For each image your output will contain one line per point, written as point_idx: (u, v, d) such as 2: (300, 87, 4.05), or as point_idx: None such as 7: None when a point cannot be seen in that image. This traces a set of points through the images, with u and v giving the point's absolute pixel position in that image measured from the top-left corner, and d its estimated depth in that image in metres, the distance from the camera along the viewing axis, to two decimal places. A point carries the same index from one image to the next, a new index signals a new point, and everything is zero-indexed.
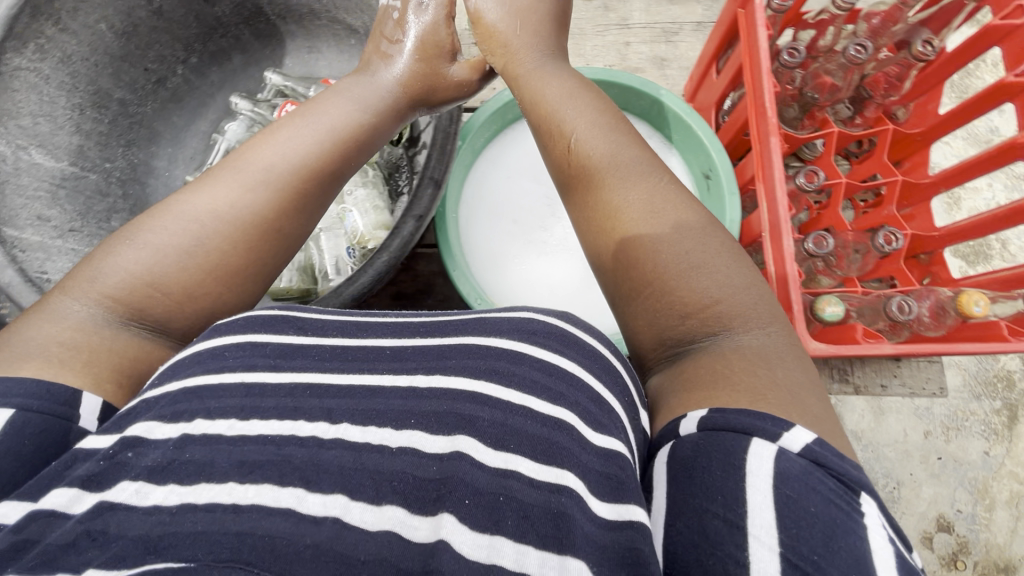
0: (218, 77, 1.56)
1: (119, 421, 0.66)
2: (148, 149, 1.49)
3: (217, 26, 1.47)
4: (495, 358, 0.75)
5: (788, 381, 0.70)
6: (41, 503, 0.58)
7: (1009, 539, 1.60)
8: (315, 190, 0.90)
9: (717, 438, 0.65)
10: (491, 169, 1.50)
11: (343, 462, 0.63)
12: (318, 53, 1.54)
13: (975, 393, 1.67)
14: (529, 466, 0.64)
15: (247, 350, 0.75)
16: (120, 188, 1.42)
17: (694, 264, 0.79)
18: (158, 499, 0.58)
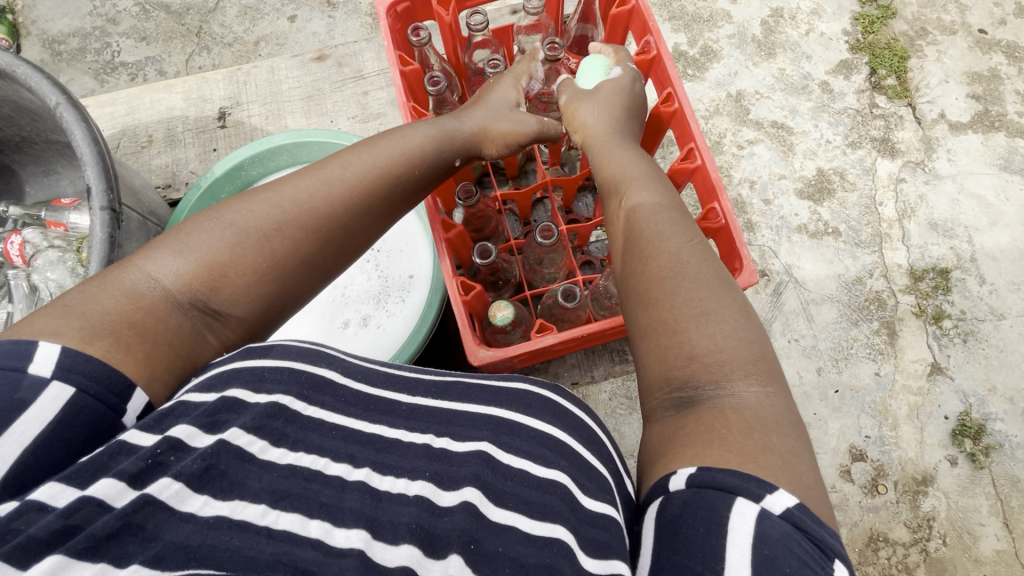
0: None
1: (157, 420, 0.60)
2: None
3: None
4: (500, 421, 0.77)
5: (783, 451, 0.66)
6: (85, 487, 0.52)
7: (919, 451, 1.64)
8: (377, 202, 0.92)
9: (703, 493, 0.63)
10: None
11: (362, 508, 0.61)
12: (57, 174, 1.52)
13: (852, 320, 1.74)
14: (524, 521, 0.65)
15: (288, 374, 0.70)
16: None
17: (703, 311, 0.76)
18: (198, 507, 0.54)
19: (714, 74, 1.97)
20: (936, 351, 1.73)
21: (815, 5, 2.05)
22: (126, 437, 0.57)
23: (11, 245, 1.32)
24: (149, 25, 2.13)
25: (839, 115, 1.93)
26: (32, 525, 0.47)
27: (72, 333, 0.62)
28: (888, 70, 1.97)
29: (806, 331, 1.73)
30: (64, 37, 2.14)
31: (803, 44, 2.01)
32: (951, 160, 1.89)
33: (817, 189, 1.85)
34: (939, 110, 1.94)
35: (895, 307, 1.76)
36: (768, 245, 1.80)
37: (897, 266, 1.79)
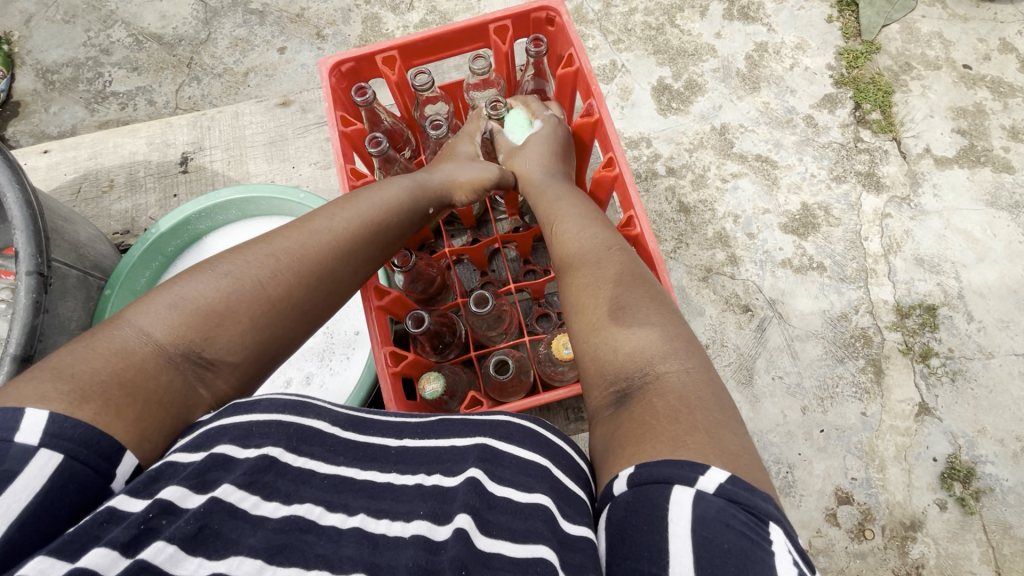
0: None
1: (145, 484, 0.58)
2: None
3: None
4: (483, 449, 0.70)
5: (715, 425, 0.67)
6: (76, 559, 0.49)
7: (907, 494, 1.60)
8: (365, 246, 0.95)
9: (642, 490, 0.62)
10: None
11: (358, 557, 0.57)
12: None
13: (838, 357, 1.71)
14: (511, 548, 0.60)
15: (276, 426, 0.66)
16: None
17: (626, 307, 0.83)
18: (193, 570, 0.52)
19: (699, 107, 1.98)
20: (923, 390, 1.69)
21: (800, 39, 2.07)
22: (117, 504, 0.55)
23: None
24: (141, 56, 2.17)
25: (824, 149, 1.93)
26: None
27: (55, 397, 0.59)
28: (872, 105, 1.97)
29: (790, 368, 1.70)
30: (57, 68, 2.18)
31: (787, 78, 2.02)
32: (937, 195, 1.88)
33: (801, 225, 1.84)
34: (924, 145, 1.93)
35: (881, 343, 1.73)
36: (753, 279, 1.78)
37: (883, 302, 1.77)
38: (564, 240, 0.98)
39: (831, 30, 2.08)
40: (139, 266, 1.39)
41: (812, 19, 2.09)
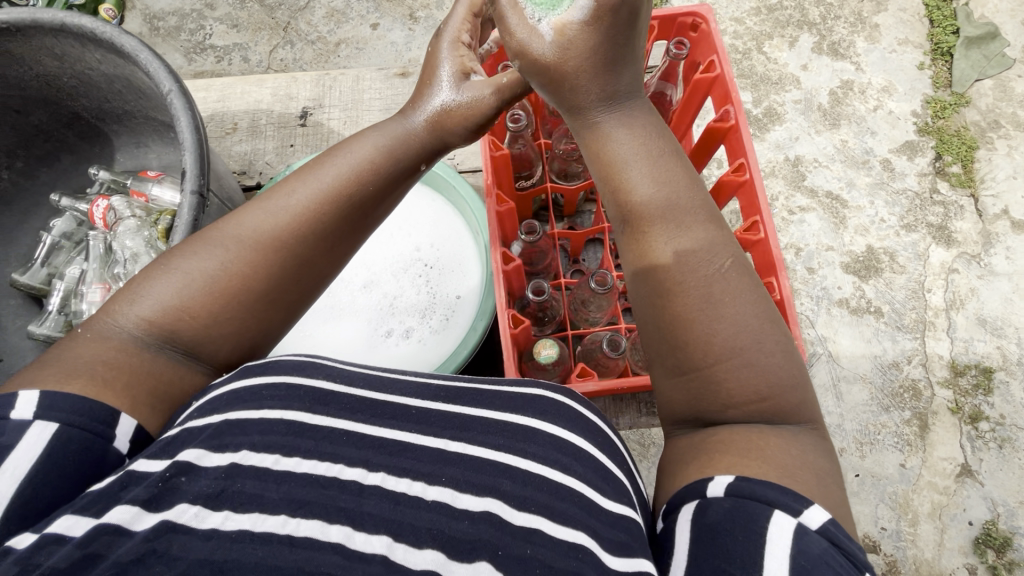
0: (48, 177, 1.43)
1: (173, 445, 0.61)
2: None
3: (39, 132, 1.37)
4: (514, 427, 0.73)
5: (819, 471, 0.68)
6: (99, 517, 0.53)
7: (937, 553, 1.57)
8: (333, 211, 0.79)
9: (741, 502, 0.64)
10: None
11: (382, 512, 0.60)
12: (147, 147, 1.46)
13: (883, 406, 1.69)
14: (551, 524, 0.62)
15: (286, 391, 0.68)
16: None
17: (756, 351, 0.72)
18: (218, 523, 0.55)
19: (775, 135, 1.97)
20: (968, 452, 1.66)
21: (888, 82, 2.04)
22: (135, 467, 0.58)
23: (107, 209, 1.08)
24: (243, 15, 2.26)
25: (897, 196, 1.90)
26: (52, 557, 0.49)
27: (52, 376, 0.62)
28: (953, 157, 1.94)
29: (832, 407, 1.68)
30: (164, 15, 2.29)
31: (869, 120, 2.00)
32: (1009, 258, 1.84)
33: (864, 267, 1.82)
34: (1002, 206, 1.90)
35: (931, 398, 1.70)
36: (806, 314, 1.78)
37: (938, 357, 1.74)
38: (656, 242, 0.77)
39: (921, 77, 2.05)
40: None
41: (903, 64, 2.06)
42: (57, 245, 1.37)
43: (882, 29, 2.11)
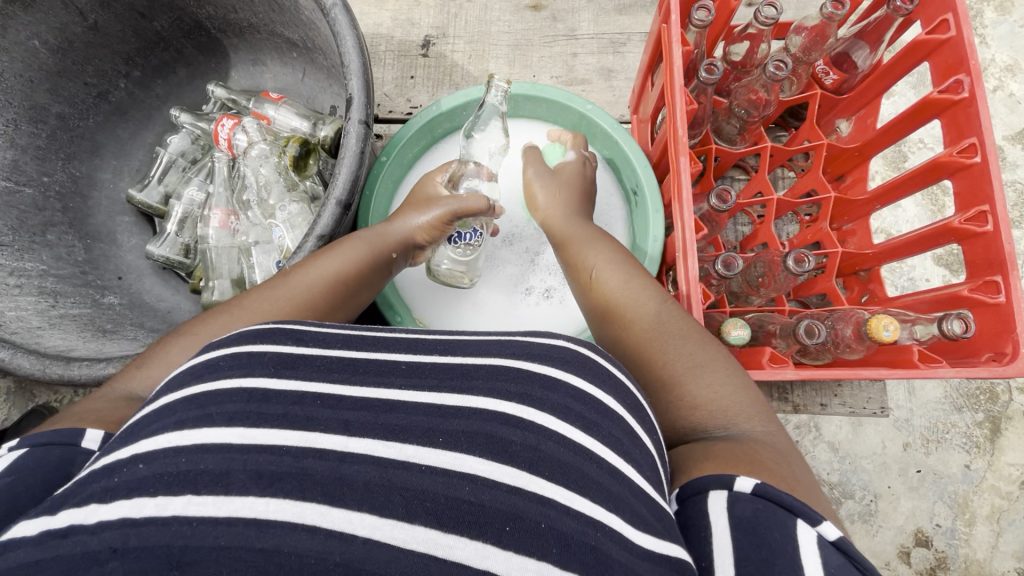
0: (163, 90, 1.05)
1: (127, 434, 0.43)
2: (92, 164, 0.98)
3: (159, 41, 1.00)
4: (526, 373, 0.50)
5: (810, 483, 0.51)
6: (52, 516, 0.37)
7: (989, 555, 1.46)
8: (359, 278, 0.67)
9: (772, 508, 0.45)
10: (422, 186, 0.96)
11: (369, 477, 0.41)
12: (263, 65, 1.06)
13: (956, 405, 1.48)
14: (585, 502, 0.42)
15: (245, 359, 0.48)
16: (80, 239, 0.93)
17: (696, 363, 0.59)
18: (179, 510, 0.37)
19: None
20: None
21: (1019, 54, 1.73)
22: (98, 462, 0.42)
23: (221, 127, 0.89)
24: None
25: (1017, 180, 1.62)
26: None
27: (81, 420, 0.50)
28: None
29: (903, 402, 1.47)
30: None
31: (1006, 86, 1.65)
32: None
33: None
34: None
35: (1007, 403, 1.51)
36: None
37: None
38: (615, 305, 0.68)
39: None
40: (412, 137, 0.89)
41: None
42: (172, 163, 1.01)
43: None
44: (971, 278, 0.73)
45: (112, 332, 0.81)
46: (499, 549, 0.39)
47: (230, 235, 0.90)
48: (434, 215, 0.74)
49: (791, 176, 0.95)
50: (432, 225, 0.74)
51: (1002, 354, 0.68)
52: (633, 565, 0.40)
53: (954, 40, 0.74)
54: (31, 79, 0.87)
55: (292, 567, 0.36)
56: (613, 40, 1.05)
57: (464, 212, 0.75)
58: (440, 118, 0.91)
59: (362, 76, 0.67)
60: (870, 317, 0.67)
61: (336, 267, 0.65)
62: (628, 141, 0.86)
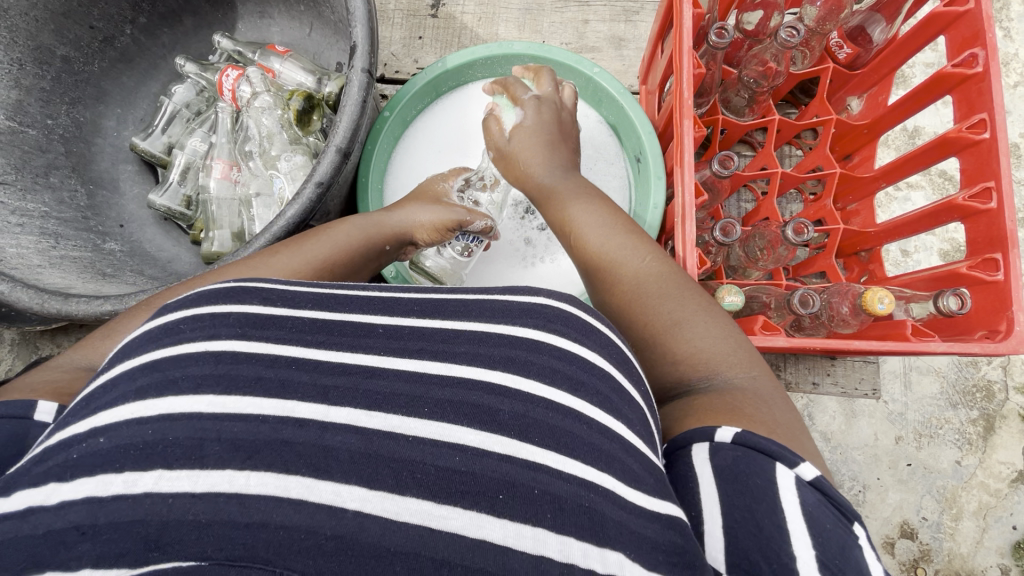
0: (169, 40, 1.05)
1: (82, 406, 0.40)
2: (95, 110, 0.98)
3: None
4: (507, 338, 0.48)
5: (792, 425, 0.50)
6: (7, 498, 0.34)
7: (973, 549, 1.32)
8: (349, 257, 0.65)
9: (751, 453, 0.45)
10: (422, 141, 0.94)
11: (352, 448, 0.39)
12: (271, 18, 1.05)
13: (951, 401, 1.35)
14: (578, 464, 0.41)
15: (207, 322, 0.45)
16: (81, 182, 0.93)
17: (680, 319, 0.57)
18: (151, 486, 0.35)
19: None
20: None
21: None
22: (53, 438, 0.39)
23: (226, 78, 0.87)
24: None
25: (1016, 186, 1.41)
26: None
27: (33, 390, 0.49)
28: None
29: (897, 395, 1.34)
30: None
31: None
32: None
33: None
34: None
35: (1003, 402, 1.37)
36: None
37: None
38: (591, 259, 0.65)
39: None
40: (416, 92, 0.88)
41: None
42: (177, 113, 1.00)
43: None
44: (971, 256, 0.73)
45: (110, 275, 0.82)
46: (495, 518, 0.37)
47: (231, 186, 0.90)
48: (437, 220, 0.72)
49: (798, 154, 0.94)
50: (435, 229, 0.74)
51: (995, 332, 0.68)
52: (629, 522, 0.40)
53: (973, 13, 0.73)
54: (36, 18, 0.87)
55: (280, 543, 0.33)
56: (626, 8, 1.03)
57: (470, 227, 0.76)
58: (446, 76, 0.90)
59: (367, 23, 0.67)
60: (865, 291, 0.68)
61: (323, 253, 0.63)
62: (634, 108, 0.85)
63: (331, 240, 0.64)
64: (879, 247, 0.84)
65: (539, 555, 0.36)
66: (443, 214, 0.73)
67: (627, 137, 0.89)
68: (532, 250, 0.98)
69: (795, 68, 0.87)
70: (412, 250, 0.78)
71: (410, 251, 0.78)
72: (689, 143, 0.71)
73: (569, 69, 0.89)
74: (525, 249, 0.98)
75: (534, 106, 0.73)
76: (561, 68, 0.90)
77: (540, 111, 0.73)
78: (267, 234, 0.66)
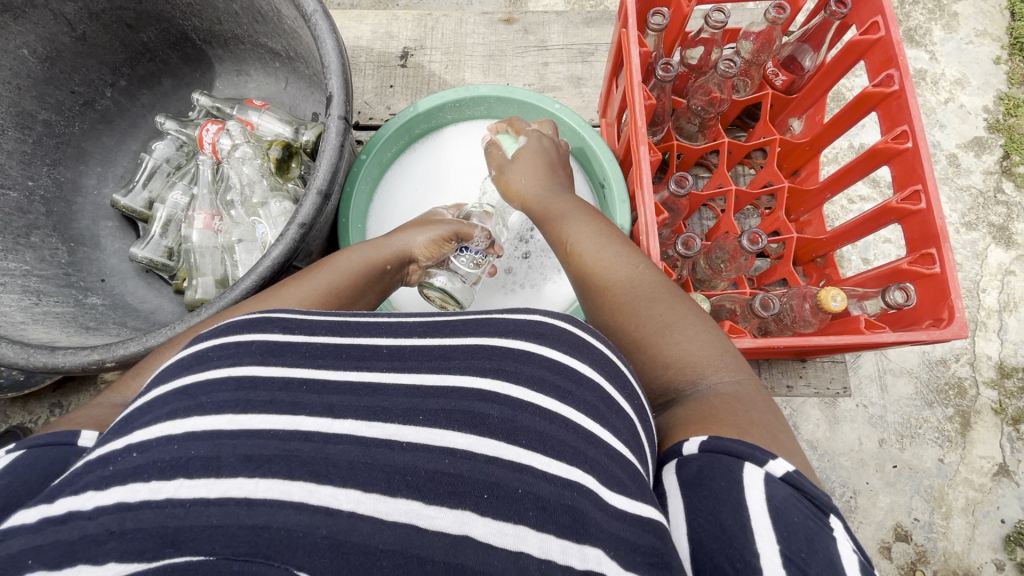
0: (149, 100, 1.09)
1: (121, 426, 0.42)
2: (74, 169, 1.00)
3: (143, 50, 1.03)
4: (499, 351, 0.50)
5: (771, 426, 0.52)
6: (51, 504, 0.36)
7: (966, 546, 1.31)
8: (355, 277, 0.68)
9: (717, 457, 0.48)
10: (402, 182, 0.99)
11: (355, 457, 0.41)
12: (247, 75, 1.10)
13: (926, 400, 1.36)
14: (562, 465, 0.42)
15: (234, 351, 0.47)
16: (62, 241, 0.94)
17: (670, 322, 0.60)
18: (172, 493, 0.36)
19: None
20: (1008, 451, 1.37)
21: (961, 73, 1.59)
22: (93, 454, 0.40)
23: (206, 132, 0.93)
24: None
25: (959, 192, 1.51)
26: None
27: (75, 422, 0.51)
28: None
29: (875, 398, 1.35)
30: None
31: (937, 113, 1.57)
32: None
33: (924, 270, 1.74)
34: None
35: (975, 397, 1.39)
36: None
37: (986, 358, 1.41)
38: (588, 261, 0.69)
39: (998, 71, 1.60)
40: (391, 138, 0.93)
41: (982, 56, 1.61)
42: (157, 168, 1.03)
43: (960, 16, 1.64)
44: (911, 252, 0.78)
45: (94, 328, 0.82)
46: (478, 516, 0.39)
47: (213, 236, 0.92)
48: (435, 234, 0.78)
49: (751, 173, 1.01)
50: (435, 246, 0.79)
51: (939, 320, 0.72)
52: (608, 524, 0.41)
53: (885, 40, 0.81)
54: (19, 87, 0.90)
55: (281, 539, 0.35)
56: (581, 50, 1.11)
57: (464, 235, 0.82)
58: (418, 119, 0.95)
59: (340, 75, 0.71)
60: (819, 291, 0.72)
61: (326, 280, 0.65)
62: (595, 139, 0.90)
63: (336, 267, 0.68)
64: (832, 252, 0.90)
65: (519, 552, 0.38)
66: (438, 230, 0.79)
67: (592, 166, 0.95)
68: (510, 276, 1.02)
69: (739, 96, 0.95)
70: (415, 275, 0.81)
71: (413, 278, 0.81)
72: (645, 166, 0.76)
73: (532, 107, 0.94)
74: (506, 277, 1.02)
75: (534, 137, 0.86)
76: (523, 107, 0.95)
77: (539, 141, 0.85)
78: (253, 274, 0.68)
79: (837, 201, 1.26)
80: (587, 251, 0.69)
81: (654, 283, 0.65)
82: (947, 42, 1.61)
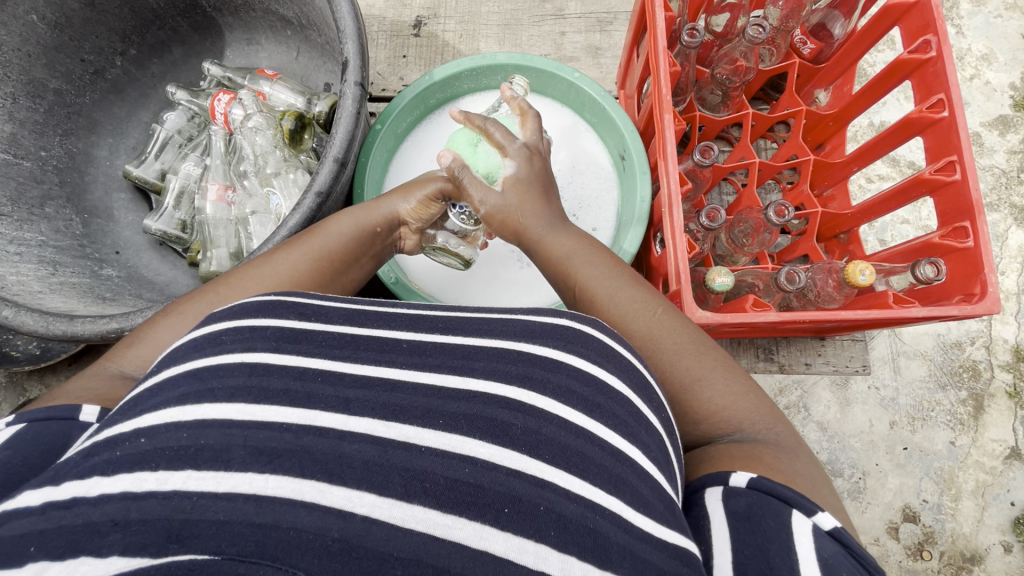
0: (159, 69, 1.07)
1: (130, 407, 0.42)
2: (87, 139, 0.99)
3: (153, 17, 1.02)
4: (526, 356, 0.49)
5: (812, 477, 0.52)
6: (56, 488, 0.36)
7: (975, 528, 1.31)
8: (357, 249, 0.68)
9: (766, 499, 0.47)
10: (417, 153, 0.98)
11: (366, 455, 0.40)
12: (259, 45, 1.08)
13: (940, 383, 1.35)
14: (586, 485, 0.42)
15: (246, 335, 0.47)
16: (76, 213, 0.93)
17: (700, 374, 0.59)
18: (179, 484, 0.36)
19: None
20: None
21: (988, 48, 1.54)
22: (99, 435, 0.40)
23: (218, 102, 0.91)
24: None
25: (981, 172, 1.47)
26: None
27: (77, 397, 0.51)
28: None
29: (887, 379, 1.34)
30: None
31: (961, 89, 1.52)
32: None
33: None
34: None
35: (989, 380, 1.37)
36: None
37: (1002, 341, 1.40)
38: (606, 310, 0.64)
39: None
40: (407, 107, 0.92)
41: (1011, 30, 1.55)
42: (169, 140, 1.02)
43: None
44: (942, 226, 0.76)
45: (111, 298, 0.82)
46: (498, 530, 0.38)
47: (226, 208, 0.92)
48: (421, 193, 0.71)
49: (773, 146, 0.99)
50: (423, 206, 0.72)
51: (971, 295, 0.71)
52: (633, 547, 0.40)
53: (923, 4, 0.78)
54: (29, 54, 0.89)
55: (289, 542, 0.34)
56: (600, 19, 1.07)
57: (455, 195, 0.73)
58: (433, 89, 0.93)
59: (357, 41, 0.70)
60: (846, 265, 0.71)
61: (329, 246, 0.65)
62: (616, 109, 0.89)
63: (336, 231, 0.67)
64: (857, 228, 0.88)
65: (540, 572, 0.37)
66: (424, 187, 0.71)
67: (610, 135, 0.93)
68: None
69: (764, 65, 0.92)
70: (409, 239, 0.76)
71: (408, 244, 0.77)
72: (673, 133, 0.74)
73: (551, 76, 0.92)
74: (522, 249, 1.01)
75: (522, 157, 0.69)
76: (541, 76, 0.93)
77: (531, 162, 0.69)
78: (271, 242, 0.67)
79: (856, 179, 1.23)
80: (599, 294, 0.64)
81: (679, 331, 0.62)
82: (975, 15, 1.56)
